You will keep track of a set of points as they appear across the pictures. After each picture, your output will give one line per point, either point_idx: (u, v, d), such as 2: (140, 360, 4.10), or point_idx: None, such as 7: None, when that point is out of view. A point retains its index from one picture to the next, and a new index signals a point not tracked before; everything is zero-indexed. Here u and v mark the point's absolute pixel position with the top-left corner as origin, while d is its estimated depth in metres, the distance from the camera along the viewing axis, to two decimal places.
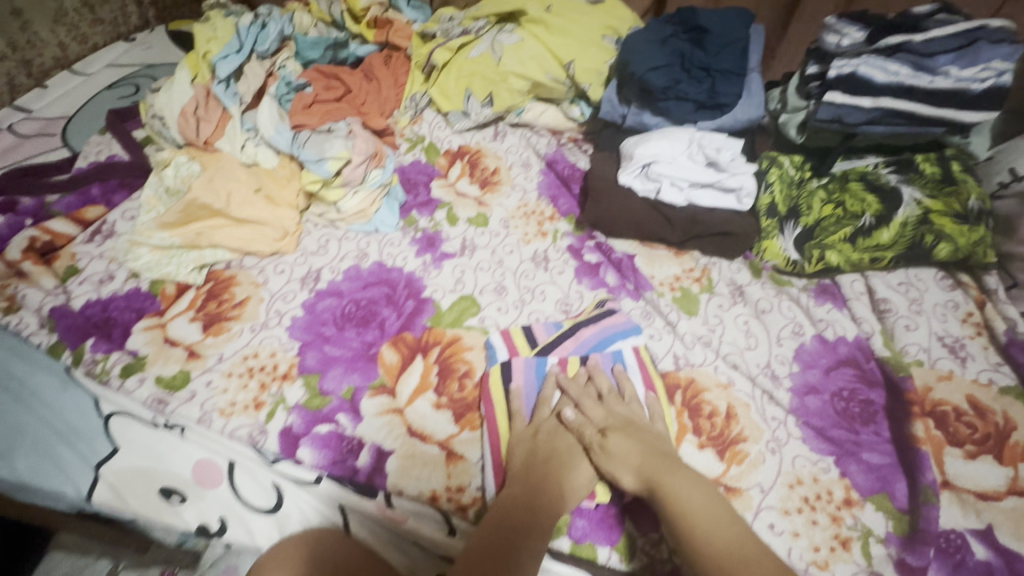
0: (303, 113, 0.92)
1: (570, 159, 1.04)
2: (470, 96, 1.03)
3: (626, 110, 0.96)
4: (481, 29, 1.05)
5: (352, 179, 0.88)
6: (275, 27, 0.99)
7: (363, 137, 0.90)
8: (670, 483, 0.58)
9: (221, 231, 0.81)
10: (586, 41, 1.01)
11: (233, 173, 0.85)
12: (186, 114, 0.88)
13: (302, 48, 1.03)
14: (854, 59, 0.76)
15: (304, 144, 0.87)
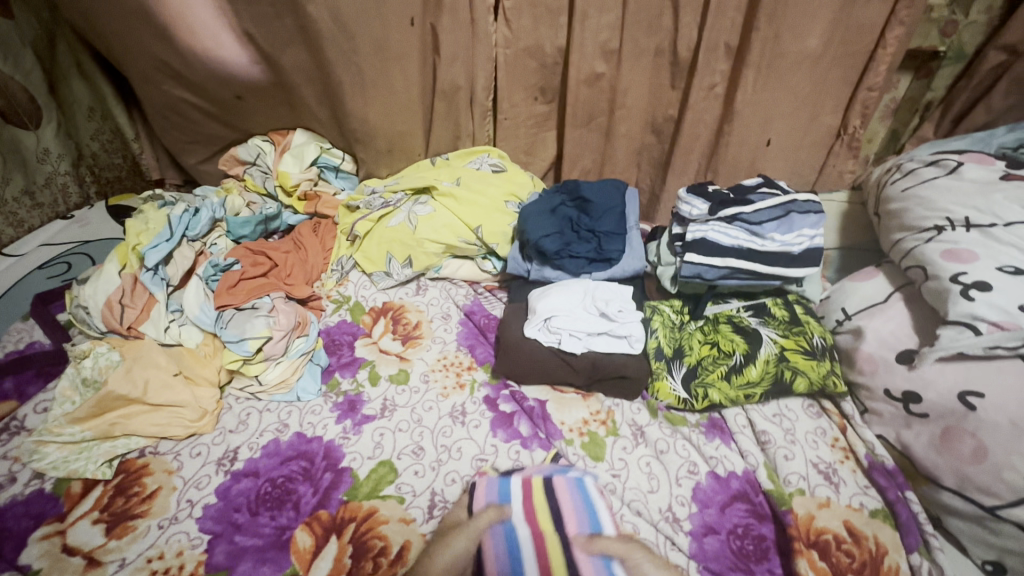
0: (228, 293, 0.98)
1: (486, 307, 1.14)
2: (391, 259, 1.14)
3: (529, 266, 1.08)
4: (399, 200, 1.19)
5: (273, 353, 0.92)
6: (207, 212, 1.09)
7: (286, 311, 0.97)
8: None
9: (137, 419, 0.83)
10: (491, 208, 1.16)
11: (151, 359, 0.88)
12: (111, 303, 0.93)
13: (237, 226, 1.12)
14: (703, 226, 0.92)
15: (228, 324, 0.94)
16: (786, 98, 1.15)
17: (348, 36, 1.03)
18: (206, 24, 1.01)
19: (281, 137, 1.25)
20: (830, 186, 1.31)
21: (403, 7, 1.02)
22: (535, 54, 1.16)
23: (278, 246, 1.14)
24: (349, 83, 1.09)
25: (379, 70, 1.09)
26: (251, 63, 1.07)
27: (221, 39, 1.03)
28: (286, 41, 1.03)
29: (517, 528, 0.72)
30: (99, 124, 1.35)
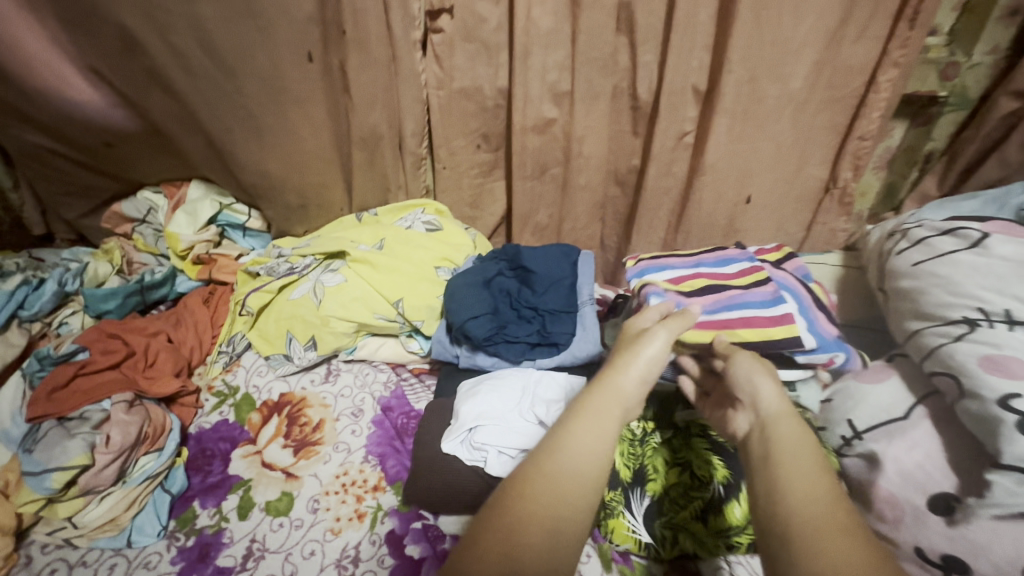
0: (48, 398, 0.77)
1: (410, 400, 0.91)
2: (291, 340, 0.92)
3: (458, 351, 0.88)
4: (307, 266, 0.98)
5: (94, 485, 0.70)
6: (52, 285, 0.91)
7: (122, 423, 0.74)
8: (791, 438, 0.47)
9: None
10: (416, 276, 0.96)
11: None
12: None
13: (94, 301, 0.91)
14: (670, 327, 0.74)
15: (37, 445, 0.71)
16: (766, 149, 0.99)
17: (230, 74, 0.89)
18: (49, 59, 0.86)
19: (172, 191, 1.06)
20: (822, 245, 1.14)
21: (296, 39, 0.86)
22: (473, 97, 0.98)
23: (145, 328, 0.91)
24: (239, 128, 0.95)
25: (271, 111, 0.94)
26: (111, 107, 0.94)
27: (70, 79, 0.89)
28: (153, 79, 0.90)
29: (720, 265, 0.80)
30: None
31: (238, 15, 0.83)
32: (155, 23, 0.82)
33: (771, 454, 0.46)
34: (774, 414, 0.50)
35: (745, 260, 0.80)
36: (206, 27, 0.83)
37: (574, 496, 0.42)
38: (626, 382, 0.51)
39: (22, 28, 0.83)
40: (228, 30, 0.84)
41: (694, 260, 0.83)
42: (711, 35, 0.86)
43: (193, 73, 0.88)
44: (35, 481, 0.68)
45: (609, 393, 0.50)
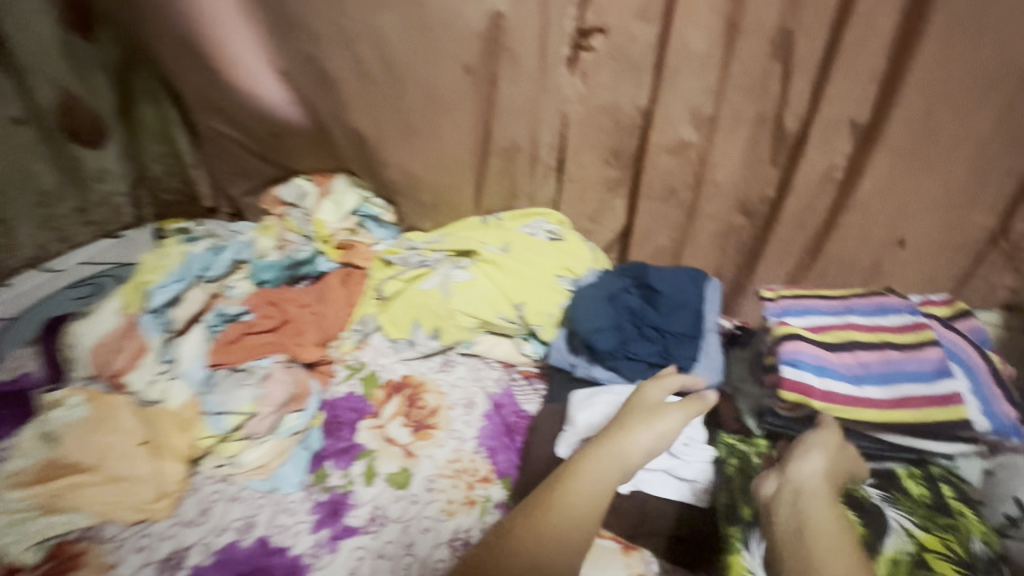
0: (226, 348, 0.89)
1: (519, 401, 0.95)
2: (418, 327, 1.00)
3: (575, 360, 0.90)
4: (437, 260, 1.05)
5: (255, 432, 0.80)
6: (230, 252, 1.03)
7: (281, 380, 0.85)
8: (823, 511, 0.58)
9: (88, 491, 0.71)
10: (539, 282, 0.99)
11: (128, 426, 0.76)
12: (101, 348, 0.84)
13: (262, 273, 1.04)
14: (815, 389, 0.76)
15: (216, 388, 0.83)
16: (925, 189, 0.92)
17: (395, 79, 0.98)
18: (247, 58, 1.02)
19: (323, 180, 1.19)
20: (978, 300, 1.03)
21: (458, 53, 0.95)
22: (612, 113, 1.00)
23: (298, 298, 1.02)
24: (391, 130, 1.04)
25: (424, 115, 1.02)
26: (287, 103, 1.07)
27: (260, 78, 1.04)
28: (321, 82, 1.00)
29: (870, 317, 0.81)
30: (164, 147, 1.29)
31: (411, 28, 0.92)
32: (338, 34, 0.94)
33: (804, 527, 0.57)
34: (810, 486, 0.61)
35: (905, 312, 0.81)
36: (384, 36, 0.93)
37: (577, 519, 0.60)
38: (630, 445, 0.68)
39: (234, 30, 0.99)
40: (403, 41, 0.94)
41: (844, 303, 0.84)
42: (882, 67, 0.81)
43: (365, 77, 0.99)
44: (211, 420, 0.79)
45: (616, 450, 0.67)
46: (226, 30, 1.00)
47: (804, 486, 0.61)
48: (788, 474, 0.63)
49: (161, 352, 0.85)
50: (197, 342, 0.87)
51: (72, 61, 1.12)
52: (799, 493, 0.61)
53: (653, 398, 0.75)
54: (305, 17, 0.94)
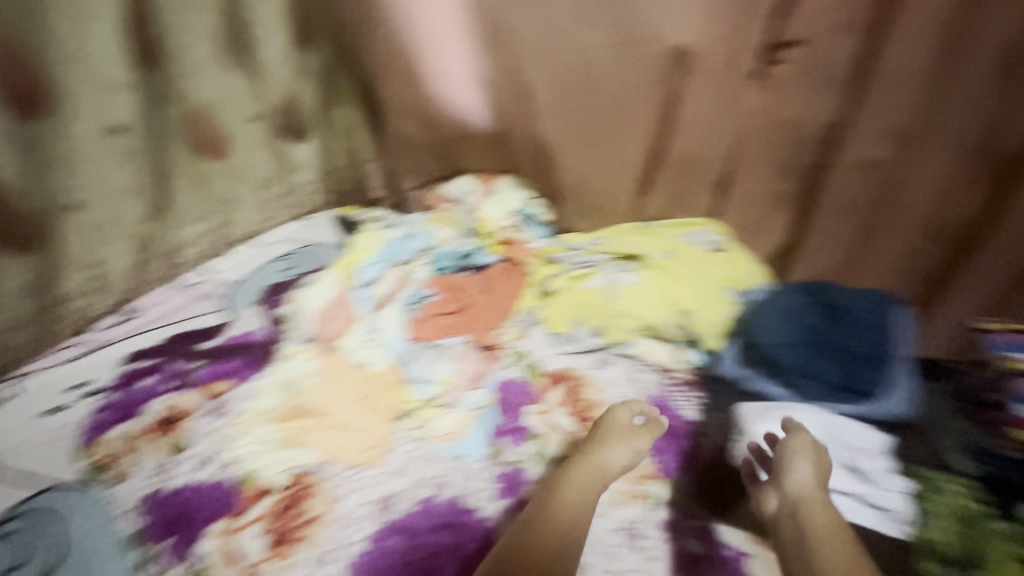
0: (424, 324, 1.01)
1: (678, 407, 0.92)
2: (581, 323, 1.04)
3: (748, 373, 0.93)
4: (602, 261, 1.09)
5: (448, 403, 0.90)
6: (419, 240, 1.15)
7: (471, 359, 0.97)
8: (818, 518, 0.74)
9: (318, 434, 0.84)
10: (705, 292, 1.01)
11: (348, 381, 0.91)
12: (322, 314, 1.00)
13: (441, 259, 1.14)
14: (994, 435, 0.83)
15: (418, 359, 0.95)
16: None
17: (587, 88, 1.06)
18: (453, 69, 1.14)
19: (490, 178, 1.26)
20: None
21: (651, 66, 1.00)
22: (794, 127, 0.99)
23: (471, 285, 1.11)
24: (575, 136, 1.11)
25: (607, 122, 1.08)
26: (482, 109, 1.18)
27: (463, 87, 1.16)
28: (518, 91, 1.11)
29: None
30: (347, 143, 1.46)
31: (613, 44, 1.00)
32: (544, 45, 1.04)
33: (806, 536, 0.73)
34: (804, 495, 0.77)
35: None
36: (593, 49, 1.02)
37: (565, 539, 0.73)
38: (610, 464, 0.81)
39: (449, 41, 1.13)
40: (609, 55, 1.01)
41: None
42: None
43: (564, 88, 1.07)
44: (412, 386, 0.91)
45: (596, 464, 0.81)
46: (442, 43, 1.12)
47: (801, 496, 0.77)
48: (786, 492, 0.77)
49: (368, 322, 0.98)
50: (395, 316, 1.00)
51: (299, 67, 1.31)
52: (799, 503, 0.76)
53: (622, 419, 0.88)
54: (516, 30, 1.05)
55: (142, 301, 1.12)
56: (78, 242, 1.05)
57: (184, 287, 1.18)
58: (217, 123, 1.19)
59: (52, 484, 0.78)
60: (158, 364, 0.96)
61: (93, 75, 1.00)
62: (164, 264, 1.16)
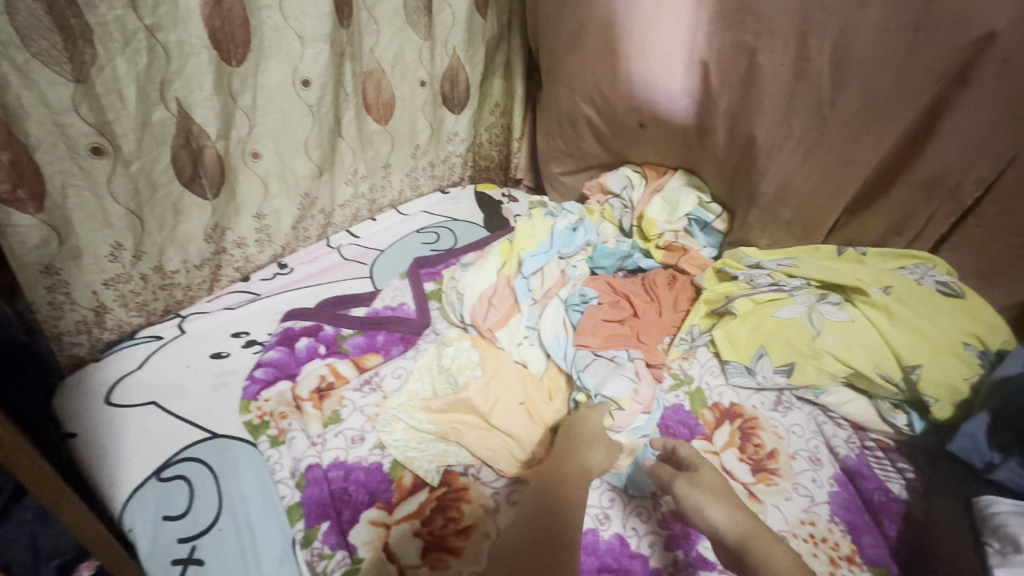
0: (588, 331, 0.91)
1: (881, 478, 0.80)
2: (763, 356, 0.90)
3: (997, 459, 0.71)
4: (797, 288, 0.94)
5: (620, 424, 0.80)
6: (583, 234, 1.09)
7: (648, 382, 0.84)
8: (768, 549, 0.58)
9: (473, 434, 0.78)
10: (941, 344, 0.80)
11: (508, 380, 0.84)
12: (483, 299, 0.94)
13: (603, 260, 1.08)
14: None
15: (584, 368, 0.85)
16: None
17: (838, 85, 0.88)
18: (658, 46, 1.04)
19: (655, 176, 1.19)
20: None
21: (933, 57, 0.79)
22: None
23: (636, 291, 1.03)
24: (796, 136, 0.95)
25: (845, 127, 0.90)
26: (684, 96, 1.06)
27: (670, 68, 1.05)
28: (745, 78, 0.97)
29: None
30: (497, 119, 1.46)
31: (892, 29, 0.80)
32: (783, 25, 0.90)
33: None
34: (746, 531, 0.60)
35: None
36: (854, 32, 0.84)
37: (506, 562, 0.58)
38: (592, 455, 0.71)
39: (664, 15, 1.01)
40: (872, 41, 0.83)
41: None
42: None
43: (801, 76, 0.91)
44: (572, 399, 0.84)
45: (577, 464, 0.69)
46: (653, 16, 1.02)
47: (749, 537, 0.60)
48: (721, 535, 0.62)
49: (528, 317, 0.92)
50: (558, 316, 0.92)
51: (469, 32, 1.23)
52: (742, 544, 0.60)
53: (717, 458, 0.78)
54: (765, 6, 0.91)
55: (294, 258, 1.14)
56: (248, 191, 1.00)
57: (337, 251, 1.17)
58: (386, 84, 1.14)
59: (215, 433, 0.77)
60: (315, 327, 0.94)
61: (287, 17, 0.90)
62: (319, 224, 1.17)
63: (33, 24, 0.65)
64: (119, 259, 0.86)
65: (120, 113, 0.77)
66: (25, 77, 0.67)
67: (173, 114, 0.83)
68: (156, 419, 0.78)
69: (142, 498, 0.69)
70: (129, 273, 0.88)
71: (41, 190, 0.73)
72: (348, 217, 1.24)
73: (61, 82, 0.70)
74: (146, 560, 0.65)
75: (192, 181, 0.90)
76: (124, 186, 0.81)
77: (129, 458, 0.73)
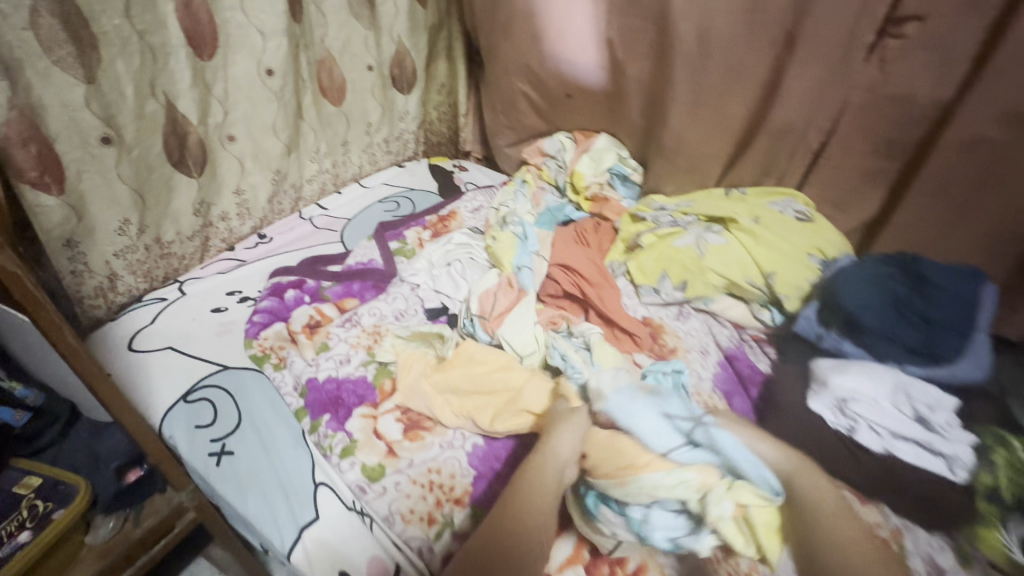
0: (561, 276, 1.14)
1: (751, 357, 1.05)
2: (665, 278, 1.14)
3: (823, 332, 0.96)
4: (689, 223, 1.17)
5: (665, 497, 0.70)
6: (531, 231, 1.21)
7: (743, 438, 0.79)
8: (807, 484, 0.74)
9: (454, 397, 0.88)
10: (791, 256, 1.06)
11: (459, 370, 0.90)
12: (488, 294, 1.04)
13: (545, 228, 1.27)
14: (848, 377, 0.87)
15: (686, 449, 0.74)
16: None
17: (709, 57, 1.11)
18: (572, 28, 1.25)
19: (585, 139, 1.39)
20: None
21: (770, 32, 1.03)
22: (903, 103, 0.99)
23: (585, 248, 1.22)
24: (682, 98, 1.17)
25: (719, 89, 1.14)
26: (597, 69, 1.28)
27: (584, 47, 1.26)
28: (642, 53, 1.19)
29: None
30: (444, 98, 1.63)
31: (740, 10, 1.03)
32: (664, 10, 1.12)
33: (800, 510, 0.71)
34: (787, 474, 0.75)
35: None
36: (714, 14, 1.07)
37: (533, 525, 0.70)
38: (559, 451, 0.77)
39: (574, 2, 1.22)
40: (728, 21, 1.06)
41: None
42: None
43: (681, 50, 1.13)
44: (614, 500, 0.71)
45: (544, 456, 0.77)
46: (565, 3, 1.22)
47: (793, 472, 0.75)
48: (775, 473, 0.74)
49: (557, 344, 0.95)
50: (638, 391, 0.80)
51: (412, 21, 1.40)
52: (789, 478, 0.74)
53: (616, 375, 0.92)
54: None
55: (272, 229, 1.30)
56: (228, 171, 1.15)
57: (309, 221, 1.34)
58: (337, 70, 1.30)
59: (226, 366, 0.95)
60: (300, 281, 1.12)
61: (249, 15, 1.04)
62: (291, 198, 1.33)
63: (51, 37, 0.80)
64: (127, 233, 1.02)
65: (121, 106, 0.92)
66: (44, 80, 0.82)
67: (162, 106, 0.98)
68: (175, 359, 0.96)
69: (177, 415, 0.88)
70: (135, 245, 1.04)
71: (62, 174, 0.89)
72: (316, 191, 1.40)
73: (75, 82, 0.85)
74: (187, 458, 0.85)
75: (181, 163, 1.05)
76: (127, 169, 0.97)
77: (159, 388, 0.91)
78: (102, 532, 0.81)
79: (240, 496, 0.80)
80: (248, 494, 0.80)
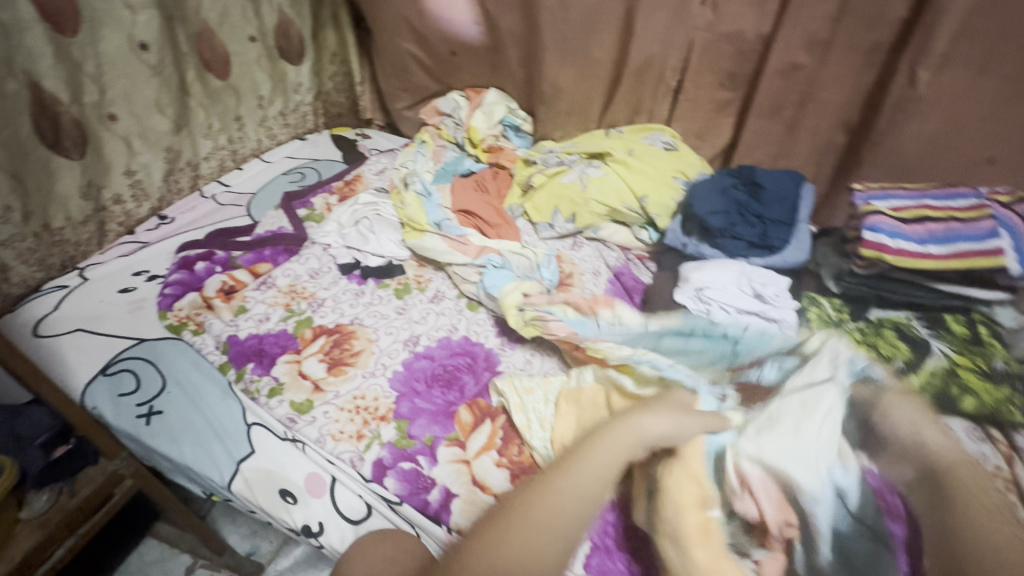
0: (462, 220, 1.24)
1: (635, 272, 1.21)
2: (557, 213, 1.26)
3: (687, 240, 1.12)
4: (573, 161, 1.30)
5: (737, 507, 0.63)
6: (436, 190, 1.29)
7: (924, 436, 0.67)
8: (963, 477, 0.62)
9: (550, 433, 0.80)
10: (659, 181, 1.21)
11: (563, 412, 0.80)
12: (453, 244, 1.13)
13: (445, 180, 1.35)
14: (702, 272, 1.04)
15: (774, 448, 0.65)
16: None
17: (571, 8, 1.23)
18: None
19: (476, 95, 1.47)
20: None
21: None
22: (734, 39, 1.15)
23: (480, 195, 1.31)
24: (554, 48, 1.29)
25: (584, 37, 1.26)
26: (475, 25, 1.37)
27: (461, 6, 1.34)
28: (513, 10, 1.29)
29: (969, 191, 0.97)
30: (338, 67, 1.64)
31: None
32: None
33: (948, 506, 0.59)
34: (948, 458, 0.64)
35: (971, 196, 0.94)
36: None
37: (584, 494, 0.58)
38: (651, 429, 0.64)
39: None
40: None
41: None
42: None
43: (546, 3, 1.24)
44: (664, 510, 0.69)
45: (630, 423, 0.64)
46: None
47: (953, 465, 0.63)
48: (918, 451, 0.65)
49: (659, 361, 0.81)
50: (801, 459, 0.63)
51: None
52: (940, 467, 0.63)
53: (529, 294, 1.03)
54: None
55: (173, 209, 1.29)
56: (114, 151, 1.14)
57: (212, 198, 1.34)
58: (218, 43, 1.29)
59: (142, 338, 0.97)
60: (208, 253, 1.15)
61: None
62: (188, 176, 1.32)
63: None
64: (11, 221, 1.00)
65: None
66: None
67: (26, 85, 0.96)
68: (87, 338, 0.97)
69: (98, 386, 0.90)
70: (22, 233, 1.02)
71: None
72: (215, 169, 1.40)
73: None
74: (115, 423, 0.88)
75: (58, 144, 1.03)
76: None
77: (75, 366, 0.93)
78: (38, 503, 0.83)
79: (175, 446, 0.85)
80: (184, 443, 0.85)
